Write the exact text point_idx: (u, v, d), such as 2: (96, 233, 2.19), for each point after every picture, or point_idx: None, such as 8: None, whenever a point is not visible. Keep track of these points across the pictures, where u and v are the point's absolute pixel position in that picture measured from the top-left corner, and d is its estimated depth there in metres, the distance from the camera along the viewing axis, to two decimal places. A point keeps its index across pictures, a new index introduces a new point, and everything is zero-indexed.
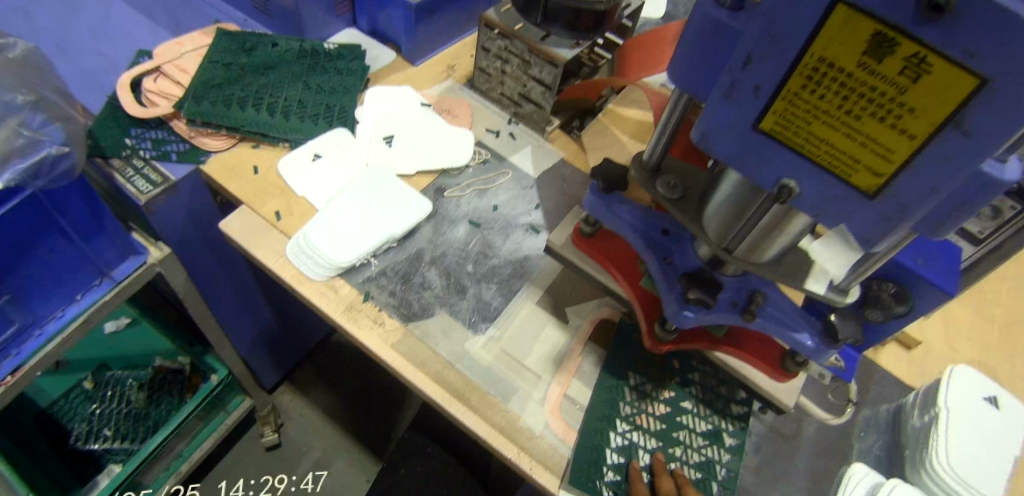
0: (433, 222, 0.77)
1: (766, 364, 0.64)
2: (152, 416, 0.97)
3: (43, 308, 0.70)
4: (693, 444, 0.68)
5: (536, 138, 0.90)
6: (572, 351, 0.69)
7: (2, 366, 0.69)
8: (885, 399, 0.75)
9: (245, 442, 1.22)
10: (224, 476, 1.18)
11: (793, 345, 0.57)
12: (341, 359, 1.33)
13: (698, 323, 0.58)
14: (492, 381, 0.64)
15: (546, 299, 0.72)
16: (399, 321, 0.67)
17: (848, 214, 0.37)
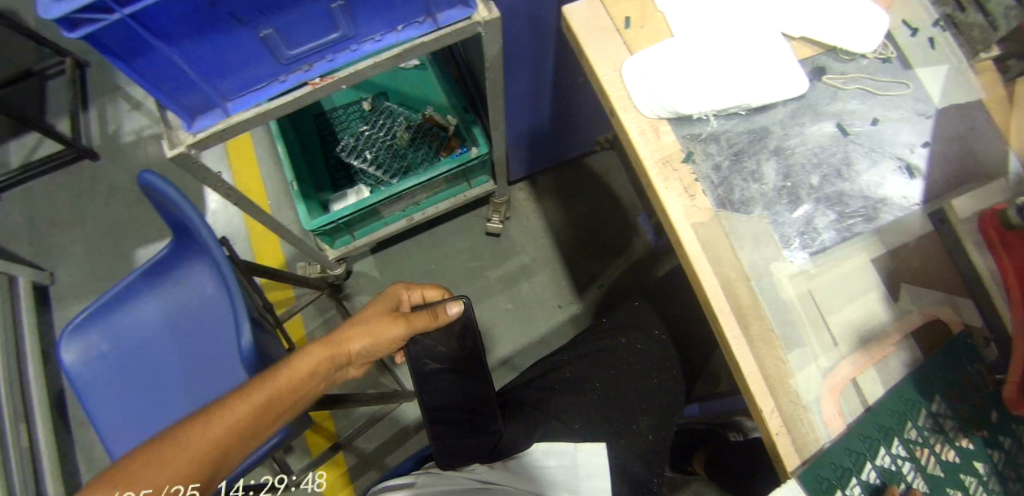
0: (792, 107, 0.62)
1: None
2: (407, 158, 1.06)
3: (366, 26, 0.69)
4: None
5: (959, 61, 0.63)
6: (885, 337, 0.55)
7: (316, 67, 0.71)
8: None
9: (471, 218, 1.22)
10: (440, 237, 1.22)
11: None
12: (585, 184, 1.23)
13: None
14: (783, 320, 0.54)
15: (887, 262, 0.57)
16: (711, 203, 0.57)
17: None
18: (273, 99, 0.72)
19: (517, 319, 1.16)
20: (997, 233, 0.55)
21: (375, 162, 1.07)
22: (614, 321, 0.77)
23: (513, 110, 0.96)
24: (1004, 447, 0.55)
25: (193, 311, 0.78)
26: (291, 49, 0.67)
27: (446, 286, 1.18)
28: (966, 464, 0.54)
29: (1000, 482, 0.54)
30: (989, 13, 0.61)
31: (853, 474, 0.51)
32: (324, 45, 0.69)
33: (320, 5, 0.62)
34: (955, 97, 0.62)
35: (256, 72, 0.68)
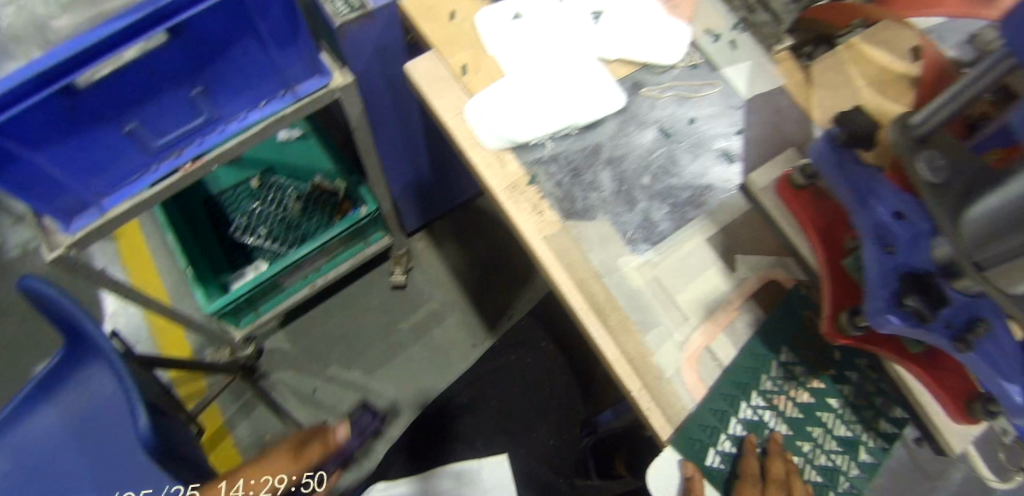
0: (621, 119, 0.71)
1: (943, 395, 0.56)
2: (302, 228, 1.13)
3: (229, 106, 0.73)
4: (823, 446, 0.63)
5: (759, 57, 0.75)
6: (728, 303, 0.63)
7: (186, 151, 0.74)
8: None
9: (376, 275, 1.26)
10: (349, 299, 1.25)
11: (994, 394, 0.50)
12: (482, 223, 1.31)
13: (897, 332, 0.51)
14: (636, 306, 0.61)
15: (718, 238, 0.66)
16: (557, 215, 0.64)
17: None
18: (148, 188, 0.74)
19: (434, 362, 1.21)
20: (790, 192, 0.61)
21: (271, 235, 1.14)
22: (509, 340, 0.87)
23: (390, 160, 1.03)
24: (850, 379, 0.64)
25: (96, 415, 0.78)
26: (157, 139, 0.69)
27: (358, 348, 1.21)
28: (819, 403, 0.63)
29: (852, 412, 0.63)
30: (773, 16, 0.74)
31: (720, 432, 0.59)
32: (190, 130, 0.72)
33: (178, 95, 0.66)
34: (759, 87, 0.73)
35: (126, 166, 0.70)
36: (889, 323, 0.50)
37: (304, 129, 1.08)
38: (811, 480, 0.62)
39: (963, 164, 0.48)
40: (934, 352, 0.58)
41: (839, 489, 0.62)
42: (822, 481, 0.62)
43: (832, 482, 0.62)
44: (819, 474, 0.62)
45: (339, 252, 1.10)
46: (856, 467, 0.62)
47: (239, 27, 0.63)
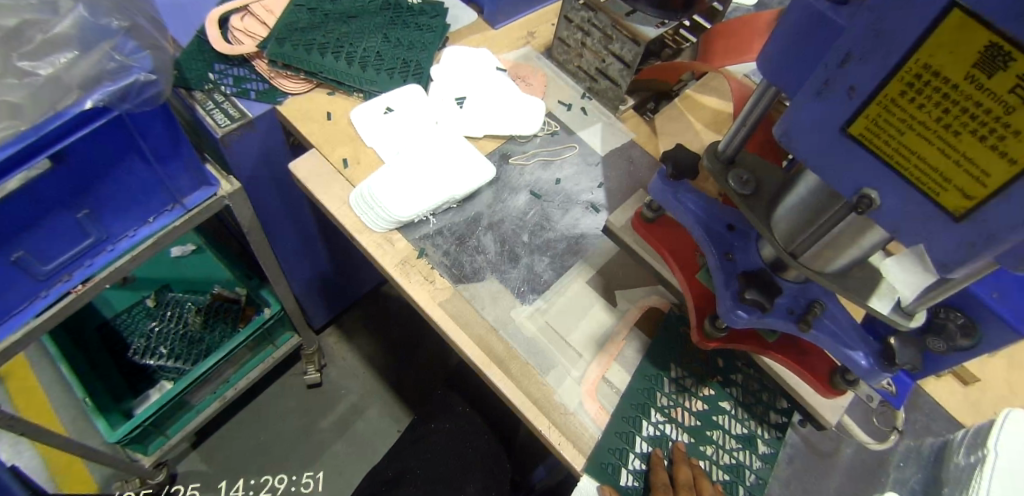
0: (495, 188, 0.79)
1: (809, 374, 0.65)
2: (205, 340, 1.10)
3: (117, 225, 0.73)
4: (723, 446, 0.70)
5: (608, 118, 0.87)
6: (615, 336, 0.72)
7: (75, 274, 0.72)
8: (929, 431, 0.79)
9: (290, 376, 1.24)
10: (266, 405, 1.21)
11: (846, 361, 0.59)
12: (389, 308, 1.34)
13: (749, 325, 0.59)
14: (534, 352, 0.69)
15: (597, 279, 0.74)
16: (449, 281, 0.72)
17: (935, 236, 0.35)
18: (36, 317, 0.71)
19: (359, 457, 1.18)
20: (643, 225, 0.67)
21: (173, 354, 1.10)
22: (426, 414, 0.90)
23: (289, 259, 1.05)
24: (736, 382, 0.73)
25: None
26: (45, 265, 0.68)
27: (279, 454, 1.16)
28: (713, 406, 0.71)
29: (744, 410, 0.72)
30: (612, 81, 0.85)
31: (628, 452, 0.67)
32: (80, 251, 0.71)
33: (64, 219, 0.66)
34: (611, 142, 0.84)
35: (10, 297, 0.67)
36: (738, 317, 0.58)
37: (198, 242, 1.11)
38: (718, 480, 0.69)
39: (763, 176, 0.58)
40: (795, 340, 0.66)
41: (746, 484, 0.69)
42: (728, 479, 0.69)
43: (739, 478, 0.69)
44: (725, 473, 0.69)
45: (247, 359, 1.10)
46: (757, 460, 0.70)
47: (121, 148, 0.65)
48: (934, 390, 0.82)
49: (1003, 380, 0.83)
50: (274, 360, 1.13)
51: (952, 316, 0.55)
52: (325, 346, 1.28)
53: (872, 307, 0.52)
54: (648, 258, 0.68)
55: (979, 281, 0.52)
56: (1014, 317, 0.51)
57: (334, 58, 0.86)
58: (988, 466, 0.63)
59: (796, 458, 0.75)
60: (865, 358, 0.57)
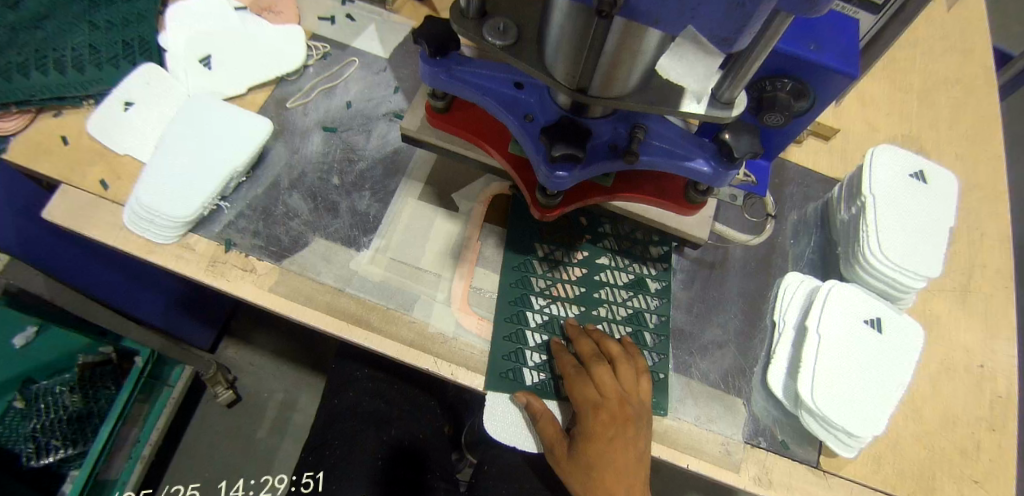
0: (284, 141, 0.72)
1: (663, 199, 0.58)
2: (95, 414, 1.06)
3: None
4: (615, 301, 0.68)
5: (379, 15, 0.79)
6: (469, 240, 0.68)
7: None
8: (810, 197, 0.79)
9: (206, 405, 1.24)
10: (196, 438, 1.22)
11: (687, 174, 0.51)
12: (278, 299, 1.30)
13: (576, 181, 0.49)
14: (390, 294, 0.65)
15: (428, 190, 0.70)
16: (271, 262, 0.65)
17: (700, 8, 0.31)
18: None
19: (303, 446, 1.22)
20: (438, 119, 0.58)
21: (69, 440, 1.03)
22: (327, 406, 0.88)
23: (129, 300, 0.96)
24: (606, 234, 0.70)
25: None
26: None
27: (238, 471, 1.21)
28: (593, 267, 0.69)
29: (623, 257, 0.69)
30: None
31: (523, 350, 0.64)
32: None
33: None
34: (391, 42, 0.78)
35: None
36: (561, 179, 0.48)
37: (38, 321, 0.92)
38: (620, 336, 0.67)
39: (522, 13, 0.44)
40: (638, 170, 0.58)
41: (650, 327, 0.67)
42: (630, 330, 0.67)
43: (642, 325, 0.67)
44: (625, 326, 0.67)
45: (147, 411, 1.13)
46: (653, 300, 0.68)
47: None
48: (801, 157, 0.81)
49: (859, 120, 0.83)
50: (177, 399, 1.17)
51: (780, 84, 0.47)
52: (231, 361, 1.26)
53: (690, 112, 0.41)
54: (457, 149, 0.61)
55: (790, 37, 0.46)
56: (833, 64, 0.45)
57: (41, 73, 0.70)
58: (870, 213, 0.66)
59: (697, 280, 0.71)
60: (705, 163, 0.49)
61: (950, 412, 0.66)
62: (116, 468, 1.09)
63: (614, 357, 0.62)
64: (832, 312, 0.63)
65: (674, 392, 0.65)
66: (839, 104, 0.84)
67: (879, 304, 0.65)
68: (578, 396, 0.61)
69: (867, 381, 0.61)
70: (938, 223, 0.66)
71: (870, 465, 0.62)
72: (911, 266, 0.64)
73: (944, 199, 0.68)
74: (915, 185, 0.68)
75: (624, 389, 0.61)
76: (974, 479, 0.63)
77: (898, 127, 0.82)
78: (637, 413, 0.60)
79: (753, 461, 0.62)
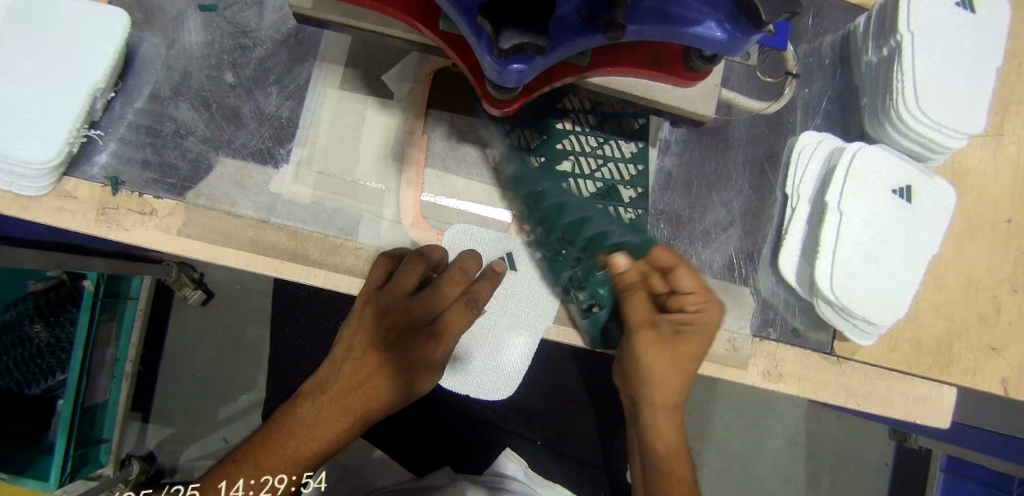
0: (157, 30, 0.54)
1: (654, 72, 0.42)
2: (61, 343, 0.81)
3: None
4: (581, 195, 0.54)
5: None
6: (413, 136, 0.53)
7: None
8: (827, 31, 0.61)
9: (177, 312, 0.99)
10: (178, 354, 0.98)
11: (691, 42, 0.37)
12: None
13: (538, 71, 0.36)
14: (325, 219, 0.51)
15: (350, 76, 0.54)
16: (174, 198, 0.51)
17: None
18: None
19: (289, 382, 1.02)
20: None
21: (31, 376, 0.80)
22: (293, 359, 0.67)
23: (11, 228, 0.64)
24: (570, 111, 0.55)
25: None
26: None
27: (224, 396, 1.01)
28: (553, 156, 0.54)
29: (595, 129, 0.55)
30: None
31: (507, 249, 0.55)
32: None
33: None
34: None
35: None
36: (518, 74, 0.35)
37: None
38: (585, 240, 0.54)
39: None
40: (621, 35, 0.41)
41: (621, 224, 0.54)
42: (599, 235, 0.53)
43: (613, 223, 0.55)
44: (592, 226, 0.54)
45: (117, 329, 0.88)
46: (626, 190, 0.55)
47: None
48: None
49: None
50: (146, 310, 0.92)
51: None
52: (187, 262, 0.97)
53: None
54: (364, 24, 0.45)
55: None
56: None
57: None
58: (907, 54, 0.51)
59: (692, 144, 0.58)
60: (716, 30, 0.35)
61: (970, 275, 0.60)
62: (102, 389, 0.88)
63: (676, 262, 0.49)
64: (858, 186, 0.52)
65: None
66: None
67: (911, 168, 0.54)
68: (635, 302, 0.50)
69: (891, 262, 0.52)
70: (984, 64, 0.53)
71: (886, 346, 0.57)
72: (955, 124, 0.52)
73: (994, 30, 0.54)
74: (960, 16, 0.54)
75: (693, 298, 0.50)
76: (991, 346, 0.59)
77: None
78: (708, 325, 0.50)
79: (763, 354, 0.55)
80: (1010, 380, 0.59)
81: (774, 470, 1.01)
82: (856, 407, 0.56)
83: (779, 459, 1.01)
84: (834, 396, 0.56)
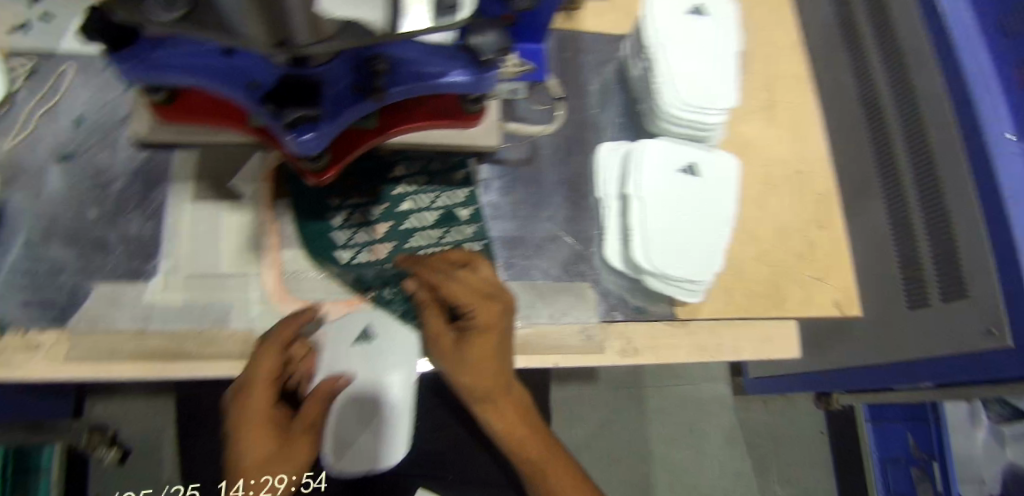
0: (22, 188, 0.60)
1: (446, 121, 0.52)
2: None
3: None
4: (429, 243, 0.60)
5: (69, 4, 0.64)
6: (266, 225, 0.57)
7: None
8: None
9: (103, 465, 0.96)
10: None
11: (448, 89, 0.49)
12: None
13: (328, 136, 0.46)
14: (198, 316, 0.55)
15: (201, 184, 0.58)
16: (57, 329, 0.55)
17: None
18: None
19: None
20: (166, 113, 0.49)
21: None
22: None
23: None
24: (401, 175, 0.60)
25: None
26: None
27: None
28: (397, 217, 0.60)
29: (425, 183, 0.61)
30: None
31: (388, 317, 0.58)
32: None
33: None
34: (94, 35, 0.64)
35: None
36: (311, 143, 0.45)
37: None
38: None
39: None
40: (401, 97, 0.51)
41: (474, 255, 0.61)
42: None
43: None
44: None
45: None
46: (464, 210, 0.62)
47: None
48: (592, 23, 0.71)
49: None
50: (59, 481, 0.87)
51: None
52: (102, 421, 0.95)
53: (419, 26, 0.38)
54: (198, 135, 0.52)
55: None
56: None
57: None
58: (656, 62, 0.64)
59: (513, 184, 0.64)
60: (458, 76, 0.47)
61: (780, 225, 0.69)
62: None
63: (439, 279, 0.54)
64: (647, 173, 0.62)
65: (522, 301, 0.62)
66: None
67: (691, 150, 0.65)
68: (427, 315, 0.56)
69: (693, 228, 0.62)
70: (724, 55, 0.66)
71: (721, 301, 0.65)
72: (709, 105, 0.64)
73: (726, 27, 0.67)
74: (696, 22, 0.66)
75: (463, 303, 0.54)
76: (815, 276, 0.69)
77: None
78: (486, 326, 0.54)
79: (615, 335, 0.63)
80: (842, 301, 0.69)
81: (723, 468, 1.07)
82: (710, 359, 0.65)
83: (724, 457, 1.07)
84: (687, 355, 0.64)
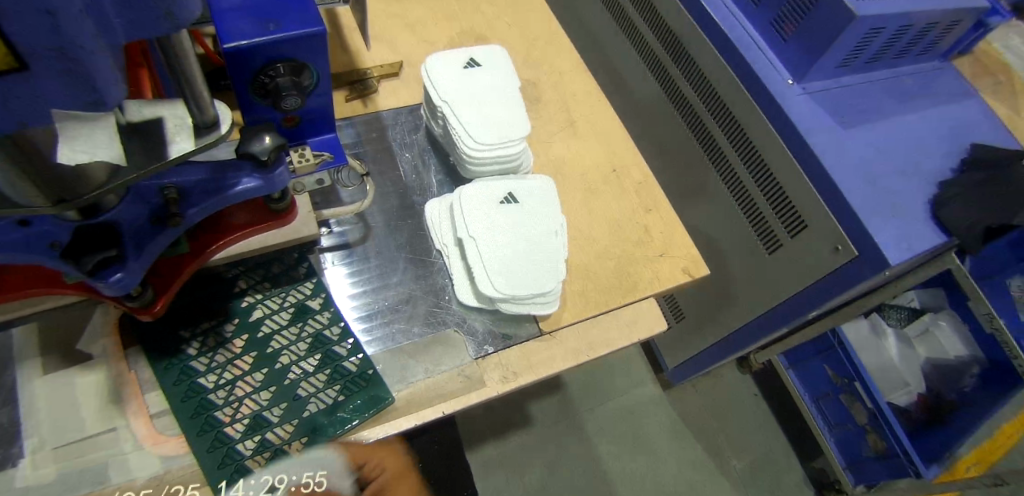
0: None
1: (260, 223, 0.59)
2: None
3: None
4: (290, 341, 0.63)
5: None
6: (122, 376, 0.60)
7: None
8: None
9: None
10: None
11: (245, 196, 0.54)
12: None
13: (139, 271, 0.49)
14: (75, 482, 0.56)
15: (49, 358, 0.60)
16: None
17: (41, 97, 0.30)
18: None
19: None
20: None
21: None
22: None
23: None
24: (246, 289, 0.65)
25: None
26: None
27: None
28: (251, 328, 0.63)
29: (271, 289, 0.65)
30: None
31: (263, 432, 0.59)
32: None
33: None
34: None
35: None
36: (122, 281, 0.48)
37: None
38: (314, 371, 0.63)
39: None
40: (211, 217, 0.58)
41: (335, 339, 0.64)
42: (319, 358, 0.63)
43: (328, 340, 0.64)
44: (311, 358, 0.63)
45: None
46: (315, 300, 0.66)
47: None
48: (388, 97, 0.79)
49: (415, 39, 0.83)
50: None
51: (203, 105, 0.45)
52: None
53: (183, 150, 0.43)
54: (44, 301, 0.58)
55: (245, 30, 0.51)
56: (300, 28, 0.52)
57: None
58: (449, 116, 0.71)
59: (356, 262, 0.69)
60: (248, 182, 0.53)
61: (611, 220, 0.76)
62: None
63: None
64: (470, 213, 0.68)
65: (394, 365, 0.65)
66: (381, 25, 0.83)
67: (506, 182, 0.72)
68: None
69: (527, 247, 0.68)
70: (507, 92, 0.74)
71: (579, 303, 0.71)
72: (506, 138, 0.71)
73: (500, 70, 0.76)
74: (473, 73, 0.74)
75: None
76: (657, 254, 0.75)
77: (452, 25, 0.85)
78: None
79: (492, 366, 0.67)
80: (690, 268, 0.75)
81: (677, 462, 1.24)
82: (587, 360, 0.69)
83: (674, 451, 1.25)
84: (564, 361, 0.68)
